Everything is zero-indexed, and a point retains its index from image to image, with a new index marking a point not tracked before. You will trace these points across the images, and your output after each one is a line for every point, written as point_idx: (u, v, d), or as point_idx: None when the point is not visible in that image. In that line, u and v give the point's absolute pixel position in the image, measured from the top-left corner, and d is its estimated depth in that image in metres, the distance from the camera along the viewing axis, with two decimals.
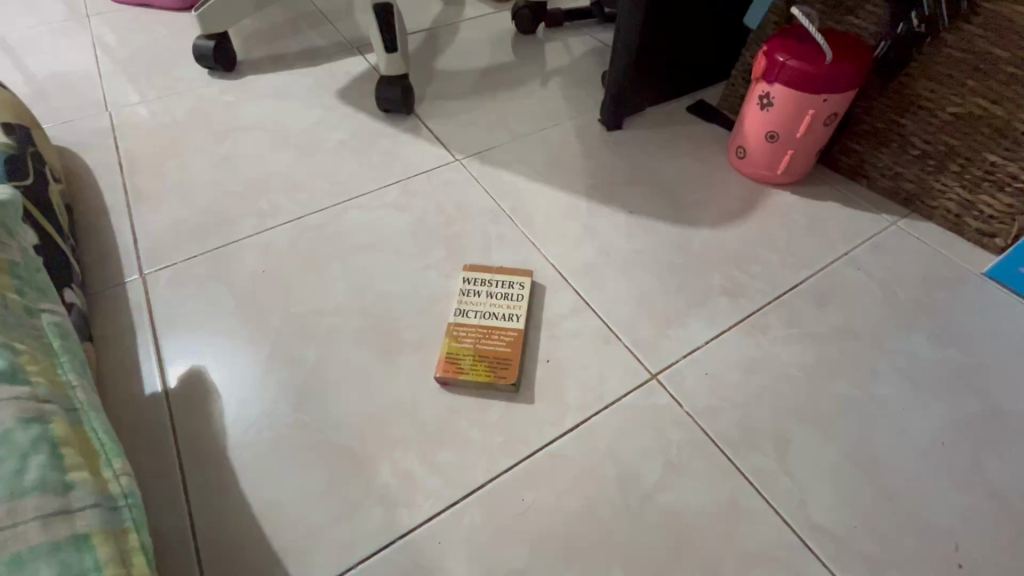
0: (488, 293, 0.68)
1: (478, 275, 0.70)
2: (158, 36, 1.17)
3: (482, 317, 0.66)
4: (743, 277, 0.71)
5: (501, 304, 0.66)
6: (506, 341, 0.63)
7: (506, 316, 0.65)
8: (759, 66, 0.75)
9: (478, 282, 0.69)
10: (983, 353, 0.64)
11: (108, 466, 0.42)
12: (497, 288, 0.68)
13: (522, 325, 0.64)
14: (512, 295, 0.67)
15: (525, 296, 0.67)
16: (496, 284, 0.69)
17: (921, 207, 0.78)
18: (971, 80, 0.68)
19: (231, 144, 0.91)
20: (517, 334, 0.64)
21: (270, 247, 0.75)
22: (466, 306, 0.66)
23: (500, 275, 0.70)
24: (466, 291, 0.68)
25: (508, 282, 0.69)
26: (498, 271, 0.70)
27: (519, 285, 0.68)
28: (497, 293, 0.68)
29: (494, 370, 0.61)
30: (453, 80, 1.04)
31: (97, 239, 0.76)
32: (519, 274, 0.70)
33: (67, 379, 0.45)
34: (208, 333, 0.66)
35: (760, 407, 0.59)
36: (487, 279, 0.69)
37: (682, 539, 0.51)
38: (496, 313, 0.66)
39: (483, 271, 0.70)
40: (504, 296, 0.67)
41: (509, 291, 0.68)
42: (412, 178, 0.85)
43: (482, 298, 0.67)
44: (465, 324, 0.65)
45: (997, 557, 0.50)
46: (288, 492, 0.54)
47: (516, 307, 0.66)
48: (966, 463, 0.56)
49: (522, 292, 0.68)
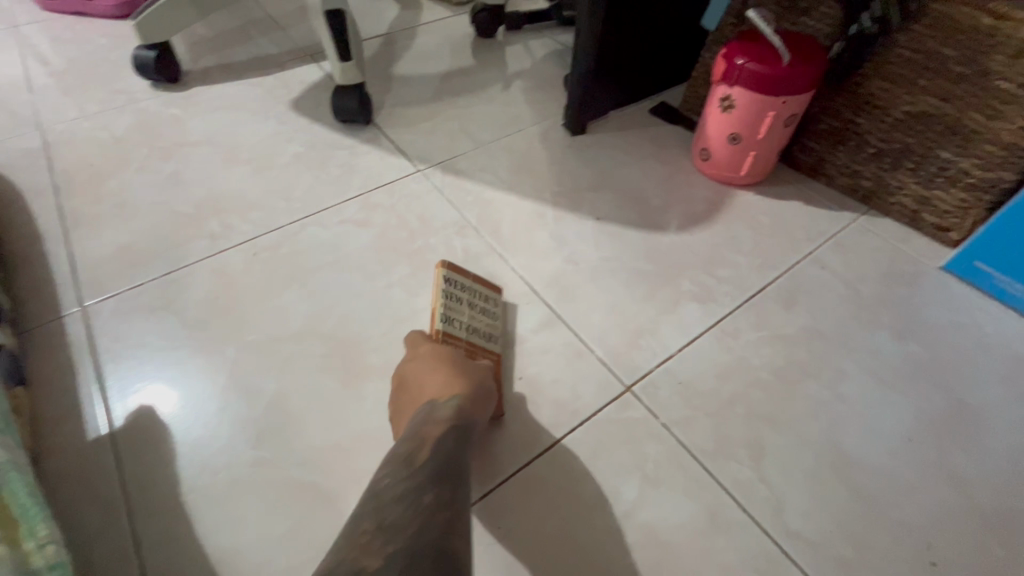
0: (467, 304, 0.62)
1: (456, 278, 0.63)
2: (95, 45, 1.10)
3: (467, 331, 0.60)
4: (711, 281, 0.71)
5: (482, 320, 0.62)
6: (492, 362, 0.60)
7: (487, 335, 0.61)
8: (718, 68, 0.75)
9: (456, 286, 0.62)
10: (944, 348, 0.65)
11: (30, 535, 0.38)
12: (476, 300, 0.63)
13: (501, 349, 0.62)
14: (489, 312, 0.63)
15: (499, 315, 0.64)
16: (474, 295, 0.63)
17: (879, 203, 0.80)
18: (922, 79, 0.69)
19: (177, 161, 0.86)
20: (498, 359, 0.61)
21: (223, 271, 0.71)
22: (451, 315, 0.60)
23: (475, 284, 0.64)
24: (447, 296, 0.61)
25: (483, 295, 0.64)
26: (472, 279, 0.65)
27: (493, 300, 0.65)
28: (477, 307, 0.63)
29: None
30: (412, 87, 1.01)
31: (30, 270, 0.70)
32: (491, 287, 0.66)
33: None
34: (158, 367, 0.62)
35: (733, 415, 0.59)
36: (466, 286, 0.63)
37: (663, 557, 0.50)
38: (479, 330, 0.61)
39: (461, 274, 0.64)
40: (483, 312, 0.63)
41: (485, 305, 0.64)
42: (373, 191, 0.82)
43: (463, 308, 0.61)
44: (453, 337, 0.58)
45: (967, 554, 0.51)
46: (250, 537, 0.51)
47: (493, 326, 0.63)
48: (934, 460, 0.56)
49: (496, 310, 0.64)
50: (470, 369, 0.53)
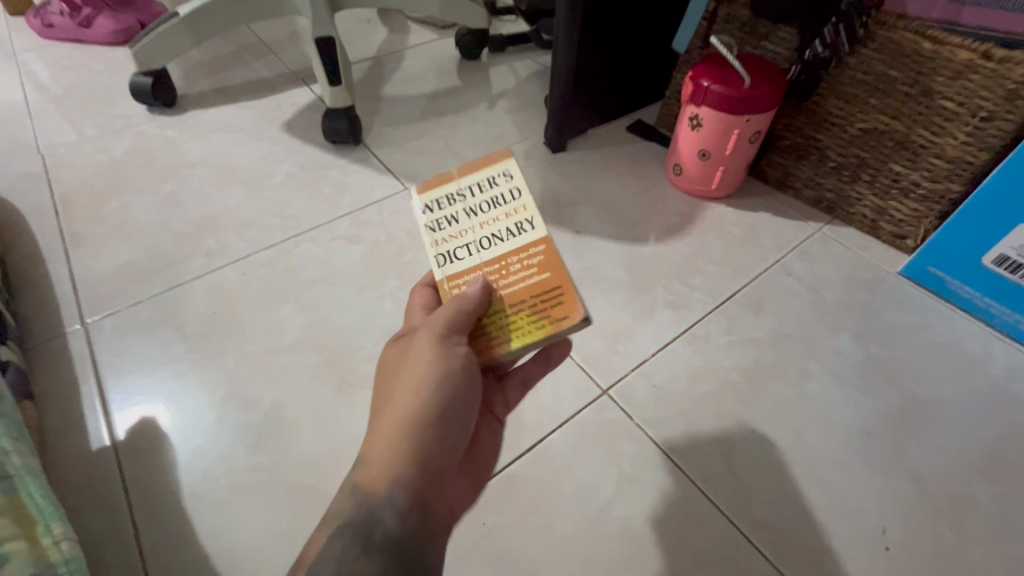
0: (466, 209, 0.41)
1: (430, 194, 0.42)
2: (93, 71, 1.14)
3: (484, 250, 0.41)
4: (684, 289, 0.75)
5: (498, 215, 0.41)
6: (539, 266, 0.40)
7: (515, 230, 0.41)
8: (686, 90, 0.80)
9: (435, 202, 0.42)
10: (901, 348, 0.70)
11: (47, 532, 0.41)
12: (475, 198, 0.41)
13: (544, 234, 0.41)
14: (501, 195, 0.41)
15: (521, 191, 0.41)
16: (468, 191, 0.41)
17: (841, 214, 0.85)
18: (872, 98, 0.74)
19: (174, 182, 0.89)
20: (546, 250, 0.40)
21: (219, 287, 0.74)
22: (453, 249, 0.41)
23: (463, 175, 0.42)
24: (431, 226, 0.41)
25: (482, 178, 0.41)
26: (456, 172, 0.42)
27: (501, 175, 0.41)
28: (482, 203, 0.41)
29: (547, 316, 0.40)
30: (400, 108, 1.06)
31: (33, 290, 0.73)
32: (490, 163, 0.42)
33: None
34: (158, 380, 0.65)
35: (704, 413, 0.63)
36: (450, 192, 0.41)
37: (638, 548, 0.54)
38: (499, 232, 0.41)
39: (437, 182, 0.42)
40: (492, 201, 0.41)
41: (493, 194, 0.41)
42: (363, 209, 0.85)
43: (463, 224, 0.41)
44: (468, 274, 0.41)
45: (918, 538, 0.55)
46: (249, 538, 0.54)
47: (518, 210, 0.41)
48: (890, 452, 0.60)
49: (513, 186, 0.41)
50: (396, 393, 0.37)
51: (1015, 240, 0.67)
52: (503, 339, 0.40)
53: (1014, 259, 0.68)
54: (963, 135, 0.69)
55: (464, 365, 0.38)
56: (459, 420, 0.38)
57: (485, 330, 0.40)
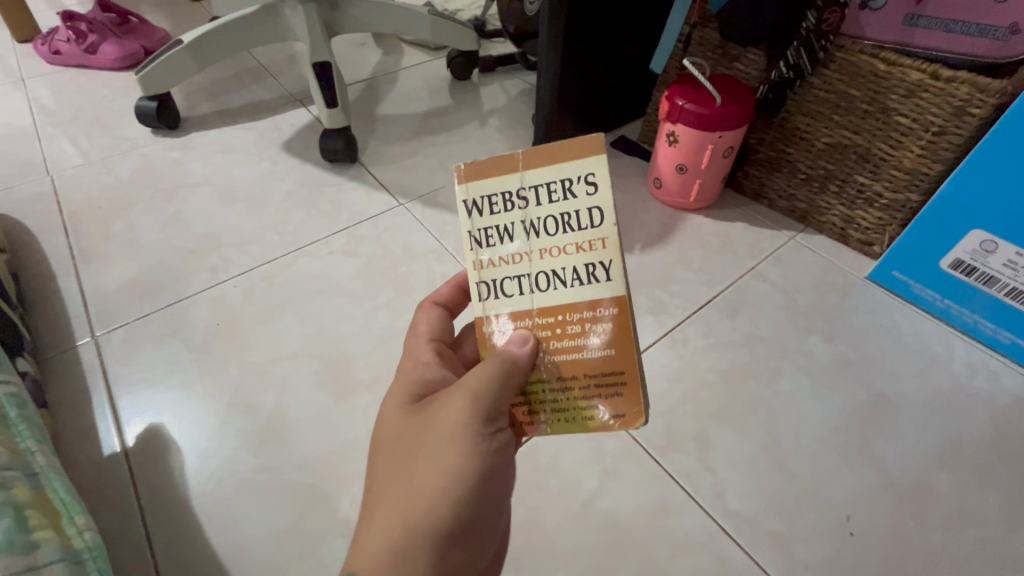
0: (528, 222, 0.36)
1: (490, 189, 0.37)
2: (99, 96, 1.19)
3: (540, 291, 0.37)
4: (664, 296, 0.79)
5: (567, 243, 0.36)
6: (602, 335, 0.37)
7: (583, 273, 0.36)
8: (663, 109, 0.85)
9: (496, 204, 0.37)
10: (869, 349, 0.74)
11: (71, 523, 0.44)
12: (543, 212, 0.36)
13: (617, 292, 0.36)
14: (574, 217, 0.36)
15: (603, 218, 0.35)
16: (536, 194, 0.36)
17: (813, 223, 0.90)
18: (835, 115, 0.80)
19: (179, 201, 0.94)
20: (615, 315, 0.37)
21: (222, 300, 0.78)
22: (503, 278, 0.38)
23: (534, 170, 0.36)
24: (481, 237, 0.37)
25: (556, 187, 0.36)
26: (525, 163, 0.36)
27: (584, 182, 0.35)
28: (550, 218, 0.36)
29: (597, 402, 0.38)
30: (394, 127, 1.11)
31: (45, 305, 0.77)
32: (574, 161, 0.35)
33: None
34: (166, 389, 0.69)
35: (682, 412, 0.67)
36: (512, 198, 0.36)
37: (620, 538, 0.57)
38: (561, 270, 0.37)
39: (501, 171, 0.36)
40: (565, 220, 0.36)
41: (566, 211, 0.36)
42: (359, 225, 0.90)
43: (520, 248, 0.37)
44: (517, 317, 0.38)
45: (882, 526, 0.58)
46: (253, 536, 0.57)
47: (591, 246, 0.36)
48: (856, 445, 0.64)
49: (593, 207, 0.35)
50: (419, 479, 0.35)
51: (967, 245, 0.72)
52: (542, 414, 0.39)
53: (968, 263, 0.72)
54: (919, 149, 0.74)
55: (494, 458, 0.37)
56: (476, 517, 0.37)
57: (523, 399, 0.39)
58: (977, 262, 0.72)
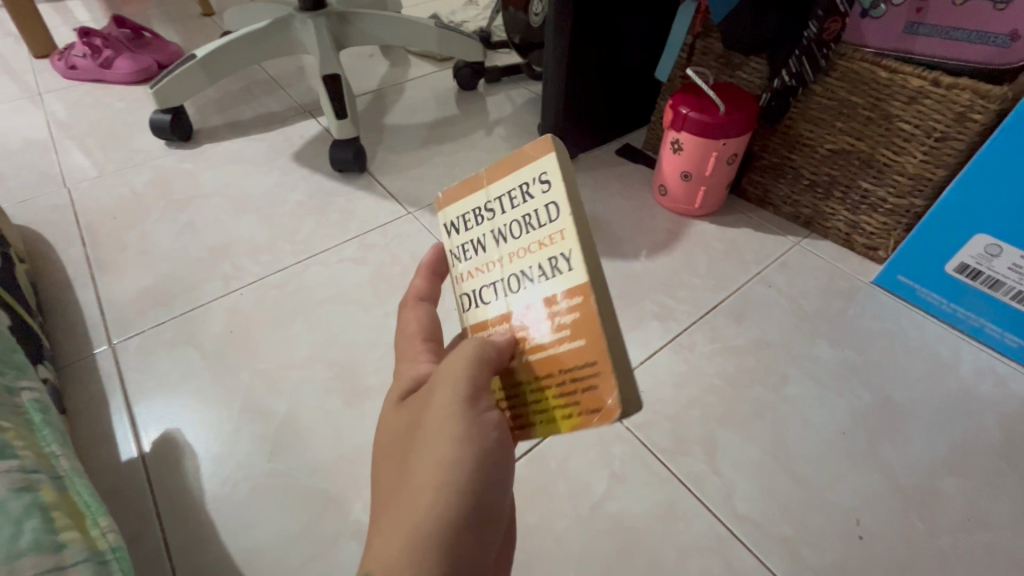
0: (495, 231, 0.37)
1: (462, 210, 0.39)
2: (113, 109, 1.22)
3: (510, 296, 0.36)
4: (670, 301, 0.80)
5: (530, 242, 0.35)
6: (572, 327, 0.33)
7: (546, 267, 0.34)
8: (667, 117, 0.86)
9: (468, 220, 0.39)
10: (874, 353, 0.74)
11: (95, 525, 0.45)
12: (505, 219, 0.36)
13: (579, 280, 0.32)
14: (533, 217, 0.34)
15: (558, 211, 0.33)
16: (499, 204, 0.36)
17: (818, 228, 0.91)
18: (838, 122, 0.80)
19: (192, 211, 0.96)
20: (582, 302, 0.32)
21: (236, 308, 0.80)
22: (479, 287, 0.38)
23: (496, 182, 0.37)
24: (459, 253, 0.40)
25: (515, 192, 0.35)
26: (489, 179, 0.37)
27: (539, 181, 0.34)
28: (514, 221, 0.35)
29: (576, 402, 0.33)
30: (402, 136, 1.13)
31: (64, 313, 0.79)
32: (527, 162, 0.34)
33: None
34: (181, 396, 0.70)
35: (689, 416, 0.67)
36: (480, 212, 0.38)
37: (629, 541, 0.58)
38: (528, 270, 0.35)
39: (471, 192, 0.39)
40: (526, 221, 0.35)
41: (526, 213, 0.35)
42: (369, 233, 0.91)
43: (491, 256, 0.37)
44: (493, 324, 0.38)
45: (891, 530, 0.59)
46: (267, 539, 0.58)
47: (551, 239, 0.33)
48: (864, 449, 0.65)
49: (548, 203, 0.33)
50: (418, 469, 0.34)
51: (972, 249, 0.72)
52: (527, 417, 0.36)
53: (974, 267, 0.73)
54: (921, 154, 0.75)
55: (494, 440, 0.36)
56: (486, 503, 0.35)
57: (508, 399, 0.37)
58: (982, 266, 0.72)
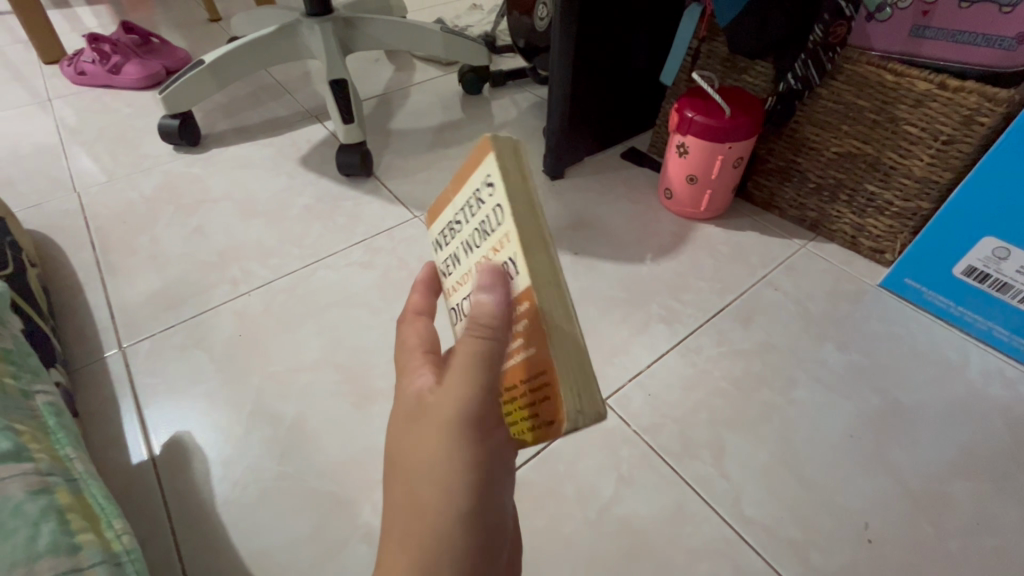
0: (463, 242, 0.36)
1: (441, 223, 0.39)
2: (122, 115, 1.23)
3: None
4: (676, 304, 0.80)
5: (486, 251, 0.32)
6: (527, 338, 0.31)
7: (500, 277, 0.31)
8: (673, 120, 0.86)
9: (445, 235, 0.38)
10: (881, 355, 0.74)
11: (109, 526, 0.45)
12: (467, 229, 0.34)
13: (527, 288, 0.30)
14: (486, 223, 0.32)
15: (503, 216, 0.30)
16: (463, 214, 0.35)
17: (824, 231, 0.91)
18: (844, 125, 0.81)
19: (200, 216, 0.96)
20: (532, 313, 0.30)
21: (244, 312, 0.80)
22: (460, 300, 0.38)
23: (459, 192, 0.35)
24: (445, 266, 0.40)
25: (472, 199, 0.33)
26: (455, 189, 0.36)
27: (486, 185, 0.31)
28: (474, 230, 0.34)
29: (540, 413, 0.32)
30: (408, 140, 1.13)
31: (75, 317, 0.80)
32: (475, 167, 0.32)
33: (13, 450, 0.44)
34: (190, 399, 0.70)
35: (697, 419, 0.67)
36: (451, 224, 0.37)
37: (638, 544, 0.58)
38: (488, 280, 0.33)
39: (444, 204, 0.38)
40: (482, 229, 0.33)
41: (481, 220, 0.33)
42: (376, 236, 0.92)
43: (463, 268, 0.36)
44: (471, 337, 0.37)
45: (900, 533, 0.59)
46: (277, 542, 0.59)
47: (501, 246, 0.31)
48: (872, 452, 0.65)
49: (495, 208, 0.31)
50: (444, 465, 0.34)
51: (980, 252, 0.72)
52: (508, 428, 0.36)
53: (981, 270, 0.73)
54: (928, 157, 0.75)
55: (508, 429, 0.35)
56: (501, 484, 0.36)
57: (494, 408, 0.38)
58: (990, 268, 0.72)
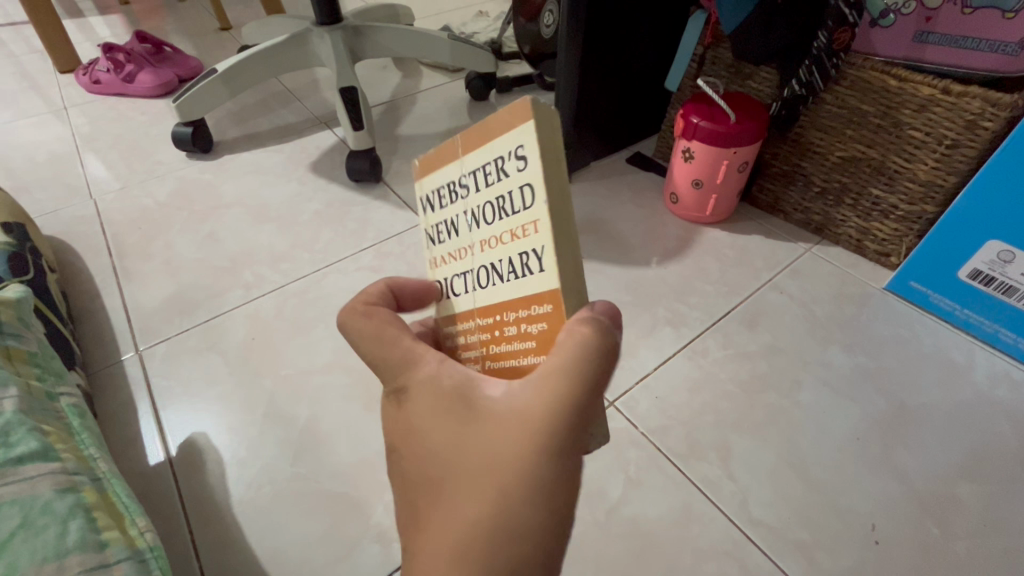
0: (469, 213, 0.33)
1: (437, 184, 0.36)
2: (136, 123, 1.26)
3: (478, 291, 0.34)
4: (682, 308, 0.81)
5: (501, 231, 0.30)
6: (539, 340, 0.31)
7: (515, 265, 0.30)
8: (678, 126, 0.87)
9: (446, 196, 0.35)
10: (887, 358, 0.75)
11: (133, 525, 0.46)
12: (479, 199, 0.32)
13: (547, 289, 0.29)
14: (505, 199, 0.29)
15: (531, 197, 0.27)
16: (474, 179, 0.32)
17: (829, 235, 0.91)
18: (849, 130, 0.81)
19: (213, 221, 0.98)
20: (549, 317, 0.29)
21: (257, 315, 0.82)
22: (454, 273, 0.36)
23: (471, 153, 0.32)
24: (435, 234, 0.38)
25: (490, 164, 0.30)
26: (465, 147, 0.32)
27: (515, 157, 0.28)
28: (488, 203, 0.31)
29: None
30: (416, 146, 1.15)
31: (92, 321, 0.81)
32: (503, 131, 0.28)
33: (40, 449, 0.46)
34: (205, 401, 0.72)
35: (703, 421, 0.68)
36: (455, 187, 0.34)
37: (645, 545, 0.59)
38: (498, 263, 0.32)
39: (446, 158, 0.34)
40: (498, 204, 0.30)
41: (498, 193, 0.30)
42: (386, 241, 0.93)
43: (463, 240, 0.35)
44: (462, 319, 0.37)
45: (907, 535, 0.59)
46: (291, 541, 0.60)
47: (522, 231, 0.29)
48: (878, 454, 0.65)
49: (522, 182, 0.28)
50: (531, 472, 0.30)
51: (985, 255, 0.73)
52: None
53: (986, 273, 0.74)
54: (932, 161, 0.75)
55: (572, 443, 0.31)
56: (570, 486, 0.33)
57: None
58: (995, 272, 0.73)
